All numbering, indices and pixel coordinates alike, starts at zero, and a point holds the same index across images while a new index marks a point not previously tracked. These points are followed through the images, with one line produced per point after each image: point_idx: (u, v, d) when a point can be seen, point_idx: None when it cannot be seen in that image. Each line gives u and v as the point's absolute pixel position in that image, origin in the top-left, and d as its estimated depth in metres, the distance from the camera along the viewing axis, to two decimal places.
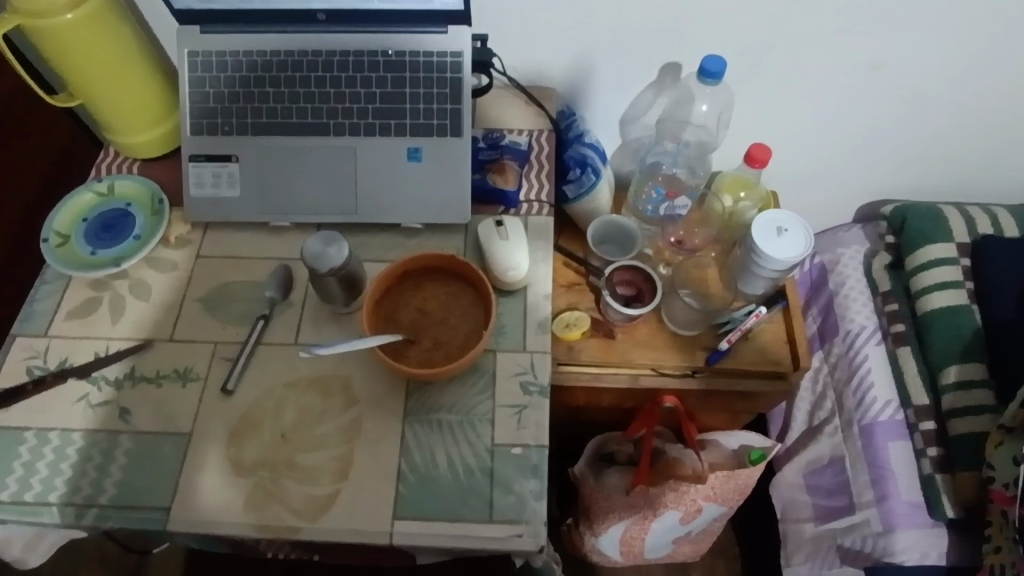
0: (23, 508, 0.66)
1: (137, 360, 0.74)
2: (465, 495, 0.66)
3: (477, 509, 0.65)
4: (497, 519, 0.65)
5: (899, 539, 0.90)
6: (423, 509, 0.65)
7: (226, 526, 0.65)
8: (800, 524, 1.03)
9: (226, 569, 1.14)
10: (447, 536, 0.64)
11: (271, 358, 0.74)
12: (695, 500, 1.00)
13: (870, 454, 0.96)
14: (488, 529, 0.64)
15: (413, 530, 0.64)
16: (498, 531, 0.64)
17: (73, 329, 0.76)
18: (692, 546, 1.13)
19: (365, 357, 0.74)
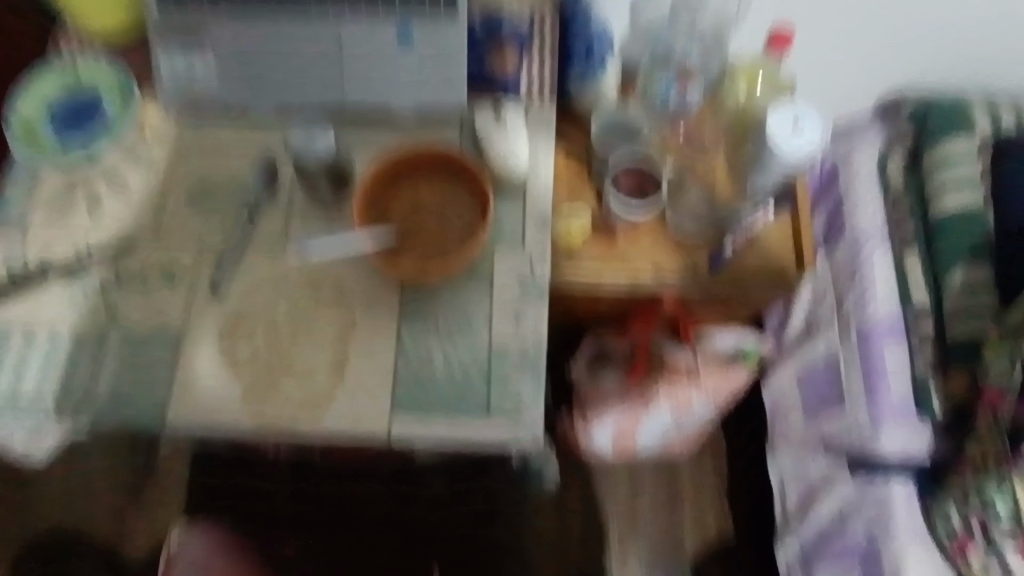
0: (20, 403, 0.66)
1: (121, 258, 0.72)
2: (462, 393, 0.66)
3: (475, 407, 0.65)
4: (496, 417, 0.65)
5: (884, 433, 0.93)
6: (420, 409, 0.65)
7: (226, 425, 0.65)
8: (789, 419, 1.05)
9: (234, 470, 1.18)
10: (444, 432, 0.64)
11: (259, 256, 0.71)
12: (688, 396, 1.02)
13: (864, 356, 0.97)
14: (485, 426, 0.65)
15: (411, 428, 0.65)
16: (496, 427, 0.65)
17: (50, 225, 0.73)
18: (682, 440, 1.17)
19: (358, 256, 0.71)
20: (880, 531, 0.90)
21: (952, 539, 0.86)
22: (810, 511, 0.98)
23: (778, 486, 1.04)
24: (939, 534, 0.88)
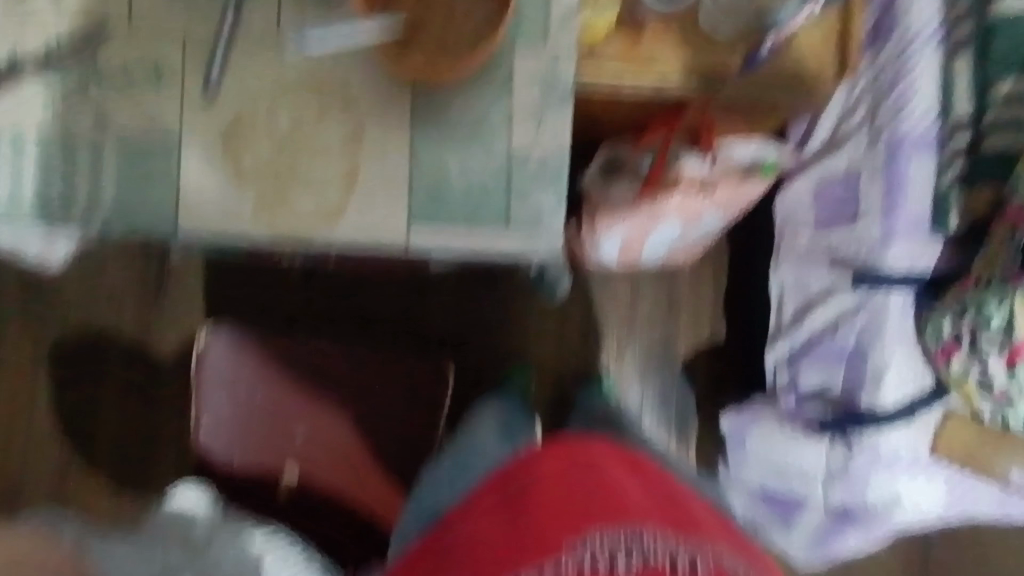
0: (25, 210, 0.64)
1: (100, 52, 0.65)
2: (479, 204, 0.64)
3: (493, 218, 0.64)
4: (513, 229, 0.64)
5: (892, 248, 0.94)
6: (438, 218, 0.64)
7: (241, 232, 0.64)
8: (797, 232, 1.06)
9: (246, 278, 1.21)
10: (462, 243, 0.64)
11: (252, 51, 0.64)
12: (700, 208, 1.02)
13: (889, 166, 0.94)
14: (503, 238, 0.64)
15: (428, 239, 0.64)
16: (515, 239, 0.64)
17: (7, 9, 0.65)
18: (685, 251, 1.18)
19: (362, 53, 0.64)
20: (870, 337, 0.95)
21: (938, 345, 0.89)
22: (804, 319, 1.03)
23: (778, 297, 1.08)
24: (927, 339, 0.91)
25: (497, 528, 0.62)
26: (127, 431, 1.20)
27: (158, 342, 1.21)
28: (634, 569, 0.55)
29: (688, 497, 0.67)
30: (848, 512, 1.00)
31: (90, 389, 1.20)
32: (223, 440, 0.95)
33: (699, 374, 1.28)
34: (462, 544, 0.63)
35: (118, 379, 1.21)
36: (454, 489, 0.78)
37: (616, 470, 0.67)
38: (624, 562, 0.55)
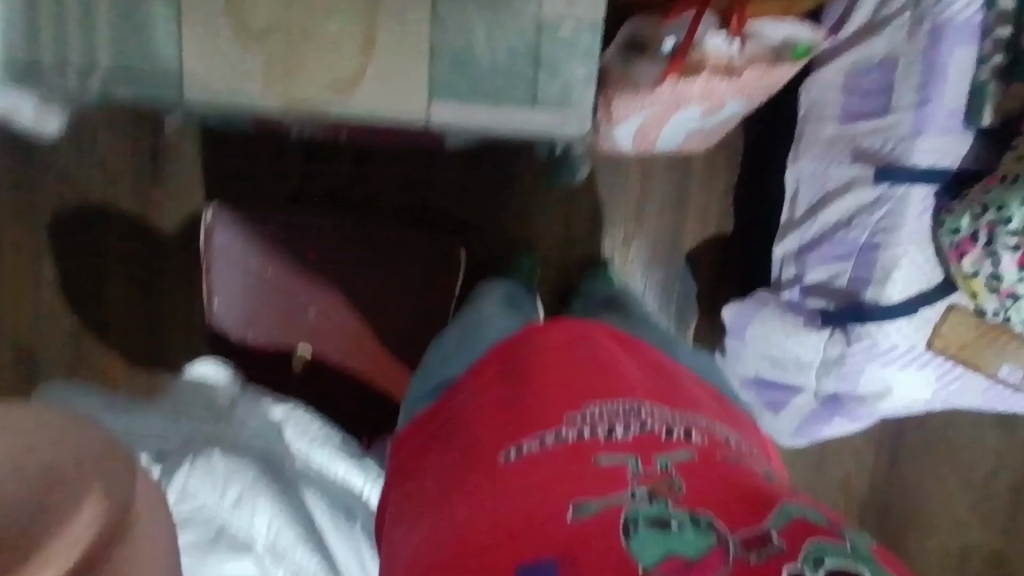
0: (33, 65, 0.65)
1: None
2: (505, 77, 0.64)
3: (520, 95, 0.64)
4: (542, 106, 0.64)
5: (922, 142, 0.92)
6: (461, 92, 0.64)
7: (263, 96, 0.65)
8: (821, 124, 1.02)
9: (243, 152, 1.17)
10: (489, 121, 0.65)
11: None
12: (722, 95, 0.98)
13: (930, 54, 0.90)
14: (531, 115, 0.64)
15: (453, 112, 0.64)
16: (543, 116, 0.64)
17: None
18: (702, 138, 1.14)
19: None
20: (884, 232, 0.95)
21: (953, 242, 0.89)
22: (818, 213, 1.02)
23: (793, 188, 1.07)
24: (943, 236, 0.90)
25: (497, 397, 0.63)
26: (133, 305, 1.21)
27: (158, 217, 1.19)
28: (630, 434, 0.56)
29: (684, 380, 0.69)
30: (839, 399, 1.04)
31: (93, 263, 1.20)
32: (237, 317, 0.97)
33: (702, 263, 1.28)
34: (463, 413, 0.64)
35: (119, 251, 1.20)
36: (453, 359, 0.77)
37: (615, 351, 0.68)
38: (622, 429, 0.57)
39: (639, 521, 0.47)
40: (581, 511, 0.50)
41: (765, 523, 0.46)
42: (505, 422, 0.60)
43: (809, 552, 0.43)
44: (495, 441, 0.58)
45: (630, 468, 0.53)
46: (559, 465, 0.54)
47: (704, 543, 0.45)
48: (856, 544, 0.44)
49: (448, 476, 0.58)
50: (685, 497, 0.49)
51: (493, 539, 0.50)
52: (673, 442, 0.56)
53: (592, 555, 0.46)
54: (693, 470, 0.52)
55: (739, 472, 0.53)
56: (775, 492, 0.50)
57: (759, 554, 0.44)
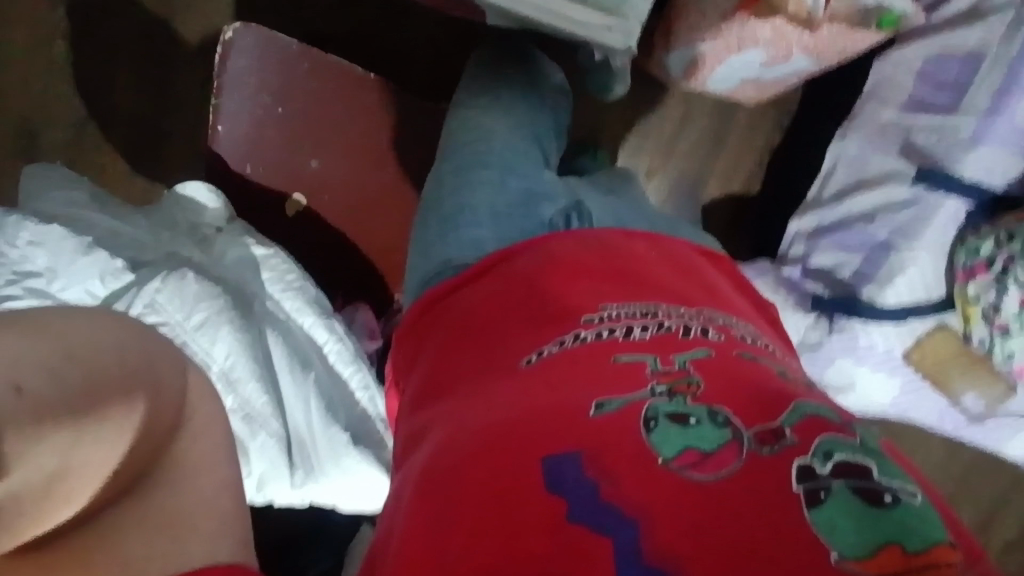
0: None
1: None
2: None
3: None
4: (591, 5, 0.61)
5: (976, 153, 0.90)
6: None
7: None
8: (881, 107, 0.96)
9: None
10: (532, 7, 0.61)
11: None
12: (790, 47, 0.92)
13: (1020, 61, 0.86)
14: (579, 12, 0.61)
15: None
16: (589, 16, 0.61)
17: None
18: (755, 88, 1.07)
19: None
20: (903, 235, 0.94)
21: (967, 263, 0.89)
22: (847, 197, 0.98)
23: (828, 165, 1.00)
24: (959, 254, 0.90)
25: (519, 293, 0.63)
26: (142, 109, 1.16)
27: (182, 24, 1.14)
28: (648, 334, 0.55)
29: (707, 278, 0.68)
30: None
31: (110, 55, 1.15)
32: (241, 153, 0.93)
33: (716, 216, 1.24)
34: (479, 309, 0.64)
35: (136, 52, 1.15)
36: (449, 240, 0.74)
37: (636, 251, 0.68)
38: (639, 330, 0.56)
39: (659, 416, 0.46)
40: (597, 408, 0.48)
41: (779, 416, 0.45)
42: (526, 323, 0.60)
43: (821, 445, 0.42)
44: (515, 341, 0.59)
45: (648, 365, 0.51)
46: (576, 366, 0.53)
47: (720, 435, 0.44)
48: (864, 440, 0.44)
49: (471, 372, 0.60)
50: (706, 392, 0.47)
51: (518, 427, 0.49)
52: (691, 341, 0.54)
53: (613, 447, 0.45)
54: (710, 366, 0.50)
55: (756, 370, 0.51)
56: (791, 391, 0.49)
57: (773, 448, 0.43)
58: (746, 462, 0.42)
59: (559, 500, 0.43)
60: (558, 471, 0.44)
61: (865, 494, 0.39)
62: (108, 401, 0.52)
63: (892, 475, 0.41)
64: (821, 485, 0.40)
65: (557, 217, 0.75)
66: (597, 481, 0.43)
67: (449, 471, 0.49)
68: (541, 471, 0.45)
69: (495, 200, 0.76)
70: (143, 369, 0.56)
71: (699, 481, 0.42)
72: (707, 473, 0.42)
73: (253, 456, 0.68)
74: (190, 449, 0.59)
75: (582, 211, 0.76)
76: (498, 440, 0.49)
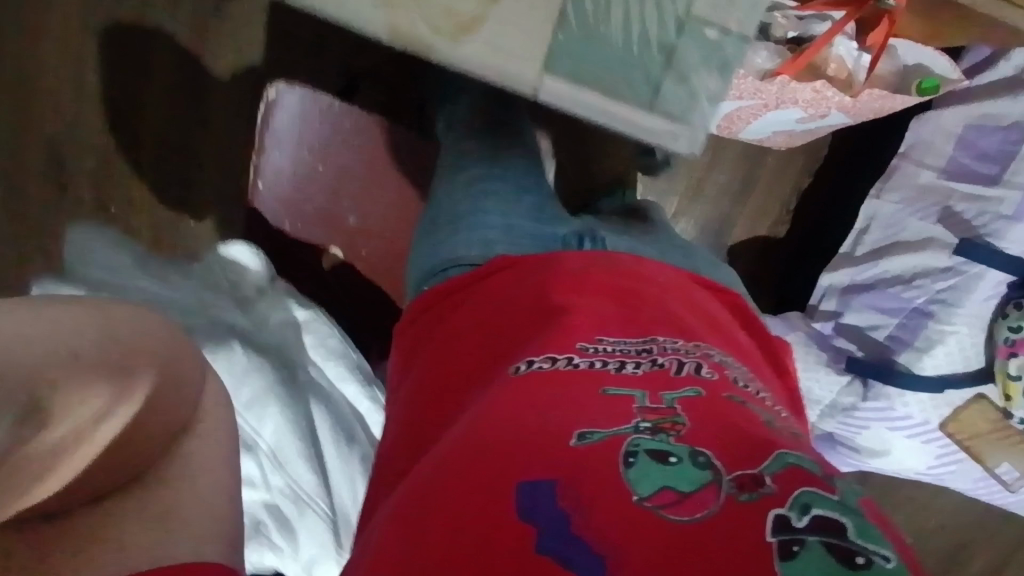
0: None
1: None
2: (625, 67, 0.58)
3: (637, 92, 0.59)
4: (658, 112, 0.60)
5: (1017, 228, 0.90)
6: (576, 77, 0.59)
7: (416, 22, 0.57)
8: (919, 169, 0.95)
9: None
10: (595, 112, 0.60)
11: None
12: (826, 107, 0.90)
13: None
14: (644, 117, 0.60)
15: (559, 95, 0.60)
16: (653, 121, 0.60)
17: None
18: (789, 137, 1.06)
19: None
20: (942, 304, 0.94)
21: (1008, 339, 0.90)
22: (886, 255, 0.98)
23: (862, 222, 1.00)
24: (999, 329, 0.91)
25: (512, 313, 0.58)
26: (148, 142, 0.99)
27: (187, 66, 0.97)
28: (640, 369, 0.49)
29: (710, 318, 0.62)
30: (833, 439, 1.02)
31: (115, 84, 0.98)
32: (278, 208, 0.95)
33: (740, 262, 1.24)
34: (473, 327, 0.59)
35: None
36: (466, 241, 0.69)
37: (634, 276, 0.63)
38: (632, 364, 0.50)
39: (640, 451, 0.41)
40: (580, 438, 0.42)
41: (760, 462, 0.40)
42: (508, 347, 0.55)
43: (800, 496, 0.37)
44: (497, 367, 0.54)
45: (637, 401, 0.46)
46: (560, 392, 0.47)
47: (699, 477, 0.39)
48: (847, 498, 0.39)
49: (448, 403, 0.54)
50: (693, 432, 0.42)
51: (492, 449, 0.43)
52: (683, 376, 0.49)
53: (591, 479, 0.39)
54: (701, 406, 0.45)
55: (749, 415, 0.46)
56: (779, 437, 0.44)
57: (752, 495, 0.37)
58: (724, 506, 0.37)
59: (527, 530, 0.37)
60: (529, 499, 0.39)
61: (839, 552, 0.34)
62: (129, 384, 0.53)
63: (873, 537, 0.36)
64: (797, 537, 0.35)
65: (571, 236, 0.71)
66: (569, 514, 0.38)
67: (416, 494, 0.44)
68: (512, 497, 0.39)
69: (511, 209, 0.74)
70: (169, 357, 0.57)
71: (674, 522, 0.37)
72: (681, 515, 0.37)
73: (302, 536, 0.67)
74: (199, 445, 0.60)
75: (595, 236, 0.71)
76: (471, 460, 0.43)
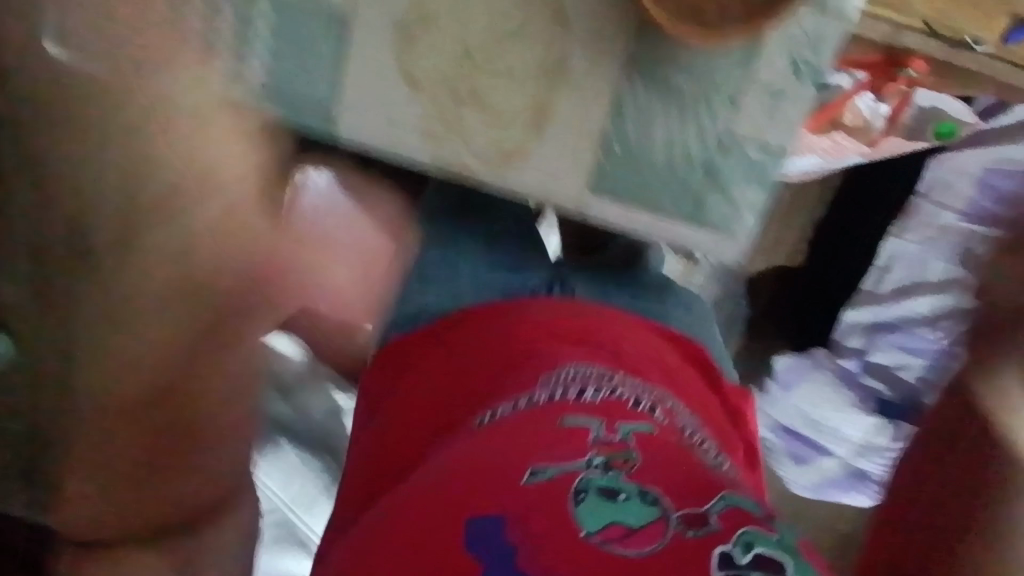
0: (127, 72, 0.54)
1: None
2: (672, 186, 0.53)
3: (680, 207, 0.54)
4: (704, 226, 0.55)
5: None
6: (625, 193, 0.54)
7: (460, 148, 0.53)
8: (937, 209, 0.97)
9: None
10: (643, 223, 0.55)
11: None
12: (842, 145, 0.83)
13: None
14: (691, 232, 0.55)
15: (609, 211, 0.55)
16: (701, 235, 0.55)
17: None
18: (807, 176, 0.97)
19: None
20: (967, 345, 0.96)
21: None
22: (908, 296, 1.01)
23: (883, 262, 1.02)
24: None
25: (471, 341, 0.57)
26: None
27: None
28: (599, 397, 0.49)
29: (668, 351, 0.61)
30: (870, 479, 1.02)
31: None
32: None
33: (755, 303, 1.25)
34: (434, 355, 0.58)
35: None
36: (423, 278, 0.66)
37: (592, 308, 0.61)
38: (591, 391, 0.49)
39: (591, 489, 0.41)
40: (530, 475, 0.42)
41: (704, 500, 0.41)
42: (468, 375, 0.54)
43: (742, 535, 0.39)
44: (452, 408, 0.53)
45: (592, 433, 0.45)
46: (507, 431, 0.47)
47: (649, 512, 0.40)
48: (785, 534, 0.41)
49: (394, 454, 0.52)
50: (642, 470, 0.43)
51: (451, 487, 0.43)
52: (639, 411, 0.49)
53: (547, 516, 0.40)
54: (654, 443, 0.45)
55: (699, 457, 0.46)
56: (723, 477, 0.45)
57: (698, 532, 0.39)
58: (672, 541, 0.38)
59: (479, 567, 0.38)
60: (484, 536, 0.39)
61: None
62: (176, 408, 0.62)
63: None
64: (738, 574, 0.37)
65: (539, 286, 0.67)
66: (520, 551, 0.38)
67: (373, 536, 0.44)
68: (465, 532, 0.40)
69: (479, 257, 0.69)
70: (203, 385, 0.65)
71: (625, 557, 0.38)
72: (634, 549, 0.38)
73: None
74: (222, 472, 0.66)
75: (566, 284, 0.67)
76: (428, 497, 0.43)
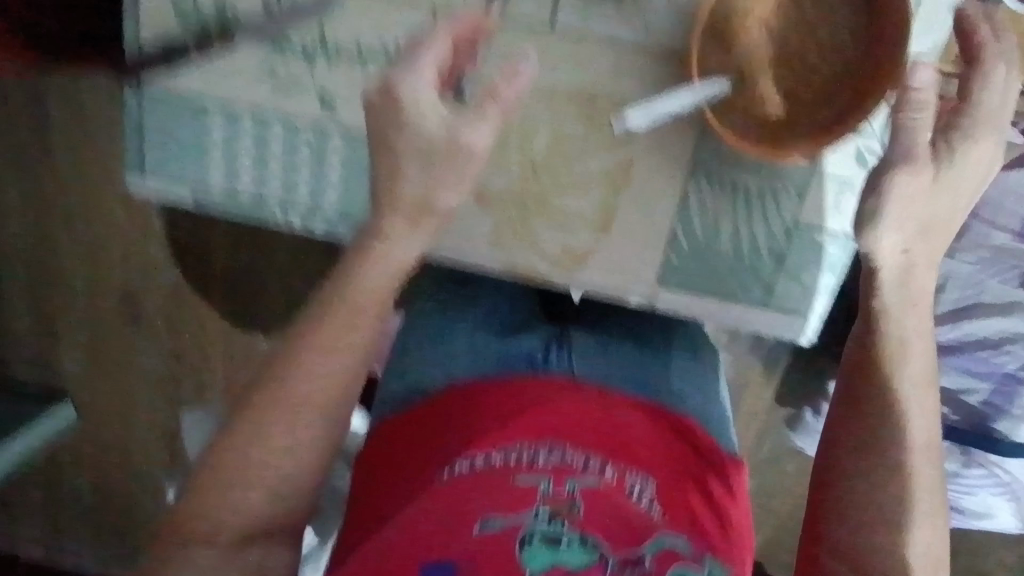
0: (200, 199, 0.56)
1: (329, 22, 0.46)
2: (741, 275, 0.52)
3: (750, 294, 0.52)
4: (772, 308, 0.53)
5: None
6: (691, 283, 0.52)
7: (530, 256, 0.52)
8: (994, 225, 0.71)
9: None
10: (711, 316, 0.53)
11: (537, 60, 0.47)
12: None
13: None
14: (760, 317, 0.53)
15: (677, 306, 0.53)
16: (771, 320, 0.53)
17: None
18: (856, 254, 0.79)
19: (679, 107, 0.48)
20: None
21: None
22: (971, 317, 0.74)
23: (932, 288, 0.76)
24: None
25: (423, 405, 0.49)
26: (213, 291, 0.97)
27: (151, 258, 0.79)
28: (550, 451, 0.42)
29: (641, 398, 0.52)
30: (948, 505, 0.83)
31: (67, 251, 0.80)
32: None
33: None
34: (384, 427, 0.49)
35: None
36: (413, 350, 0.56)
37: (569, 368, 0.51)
38: (543, 445, 0.42)
39: (535, 538, 0.36)
40: (480, 526, 0.37)
41: (643, 540, 0.37)
42: (413, 437, 0.47)
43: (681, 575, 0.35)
44: (402, 465, 0.45)
45: (539, 487, 0.39)
46: (454, 494, 0.39)
47: (587, 559, 0.36)
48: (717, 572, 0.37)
49: (354, 519, 0.45)
50: (586, 519, 0.38)
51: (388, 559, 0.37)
52: (592, 459, 0.42)
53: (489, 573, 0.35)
54: (603, 490, 0.40)
55: (652, 504, 0.40)
56: (669, 519, 0.40)
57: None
58: None
59: None
60: None
61: None
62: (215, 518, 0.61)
63: None
64: None
65: (540, 349, 0.54)
66: None
67: None
68: None
69: (476, 331, 0.55)
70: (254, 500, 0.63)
71: None
72: None
73: None
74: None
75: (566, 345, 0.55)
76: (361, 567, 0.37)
